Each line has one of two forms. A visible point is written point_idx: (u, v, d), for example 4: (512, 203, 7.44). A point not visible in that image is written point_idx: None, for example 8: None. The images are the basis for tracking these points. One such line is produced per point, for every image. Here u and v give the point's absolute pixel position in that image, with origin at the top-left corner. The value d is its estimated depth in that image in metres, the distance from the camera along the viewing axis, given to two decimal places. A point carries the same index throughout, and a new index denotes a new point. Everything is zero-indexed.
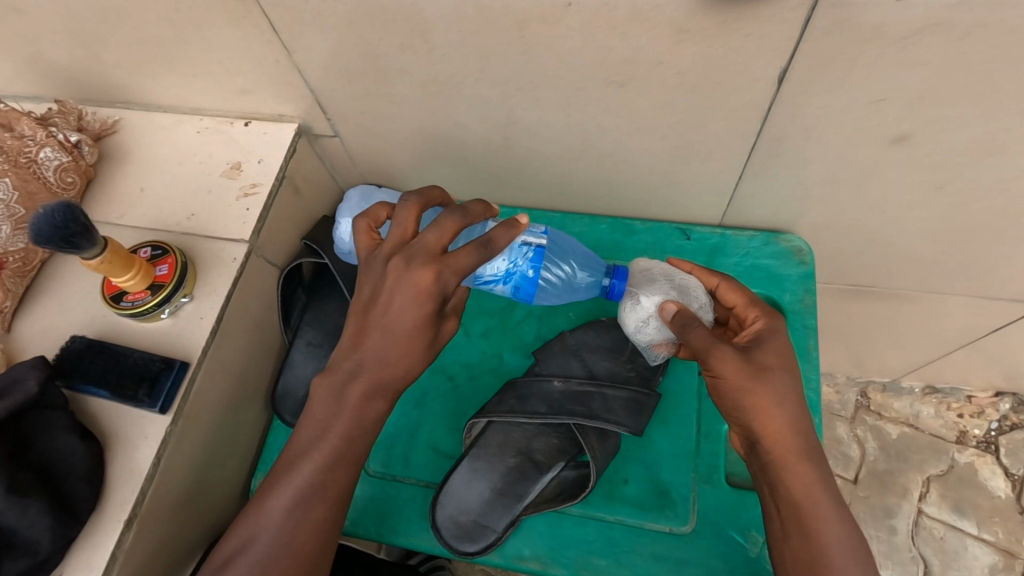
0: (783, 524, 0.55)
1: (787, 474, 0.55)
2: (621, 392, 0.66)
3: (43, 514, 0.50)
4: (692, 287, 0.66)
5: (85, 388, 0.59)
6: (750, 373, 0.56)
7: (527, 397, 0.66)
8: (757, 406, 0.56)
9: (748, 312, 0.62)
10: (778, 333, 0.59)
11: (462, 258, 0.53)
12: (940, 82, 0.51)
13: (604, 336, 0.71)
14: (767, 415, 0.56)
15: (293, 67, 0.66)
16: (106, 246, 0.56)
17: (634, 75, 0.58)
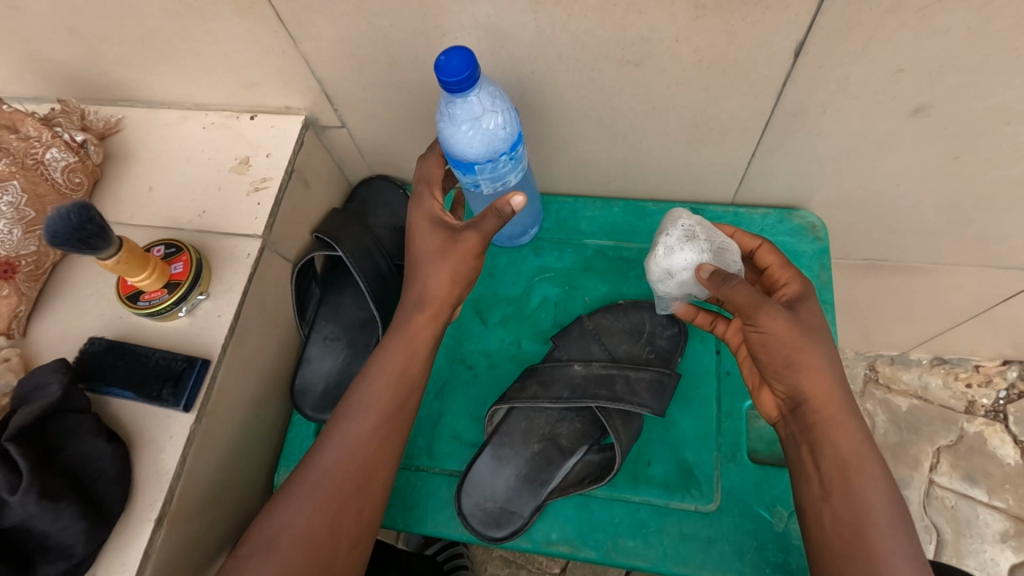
0: (825, 483, 0.56)
1: (833, 434, 0.56)
2: (643, 373, 0.67)
3: (76, 517, 0.50)
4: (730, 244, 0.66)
5: (107, 389, 0.58)
6: (801, 332, 0.56)
7: (549, 381, 0.67)
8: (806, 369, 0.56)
9: (781, 274, 0.63)
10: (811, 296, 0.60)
11: None
12: (957, 49, 0.51)
13: (620, 321, 0.72)
14: (815, 376, 0.56)
15: (300, 58, 0.65)
16: (122, 245, 0.56)
17: (649, 54, 0.57)
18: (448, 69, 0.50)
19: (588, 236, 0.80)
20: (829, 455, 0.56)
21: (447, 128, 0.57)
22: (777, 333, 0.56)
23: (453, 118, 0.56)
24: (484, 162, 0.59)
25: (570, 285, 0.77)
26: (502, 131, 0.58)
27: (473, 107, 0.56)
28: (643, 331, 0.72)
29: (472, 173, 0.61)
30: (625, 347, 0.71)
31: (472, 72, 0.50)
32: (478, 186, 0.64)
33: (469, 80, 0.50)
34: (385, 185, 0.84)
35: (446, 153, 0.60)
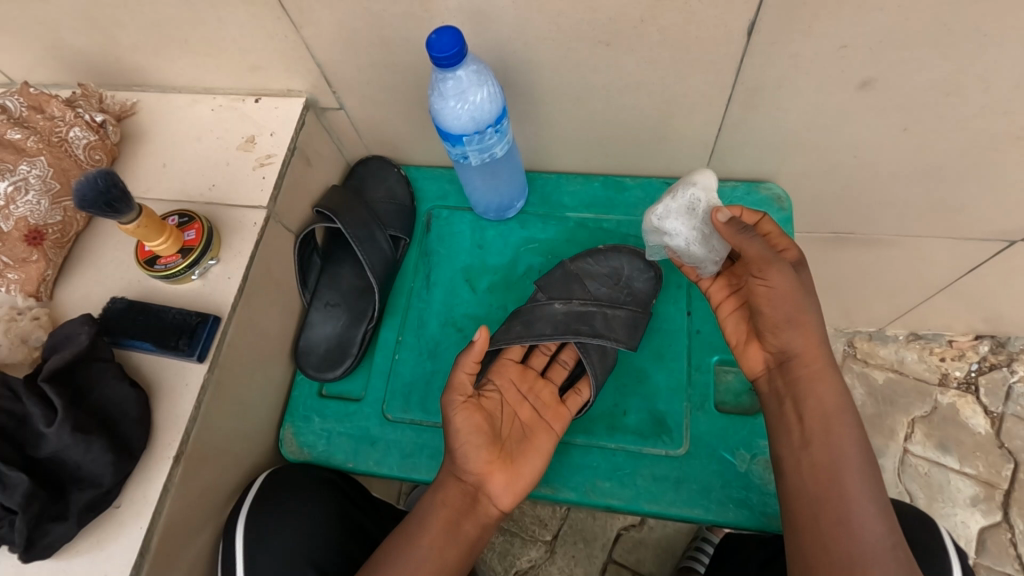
0: (805, 432, 0.62)
1: (818, 387, 0.62)
2: (619, 312, 0.74)
3: (103, 449, 0.56)
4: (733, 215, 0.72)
5: (129, 343, 0.64)
6: (801, 293, 0.62)
7: (535, 322, 0.73)
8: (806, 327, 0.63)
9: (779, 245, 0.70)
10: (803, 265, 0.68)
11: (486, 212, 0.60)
12: (893, 24, 0.57)
13: (602, 265, 0.77)
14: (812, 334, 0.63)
15: (302, 42, 0.71)
16: (141, 211, 0.61)
17: (618, 34, 0.63)
18: (439, 45, 0.57)
19: (570, 209, 0.86)
20: (811, 407, 0.63)
21: (437, 103, 0.63)
22: (783, 289, 0.62)
23: (442, 92, 0.62)
24: (472, 133, 0.65)
25: (553, 254, 0.83)
26: (488, 105, 0.64)
27: (462, 82, 0.62)
28: (623, 274, 0.77)
29: (461, 145, 0.67)
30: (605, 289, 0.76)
31: (460, 48, 0.57)
32: (466, 158, 0.69)
33: (457, 55, 0.57)
34: (380, 165, 0.89)
35: (437, 127, 0.66)
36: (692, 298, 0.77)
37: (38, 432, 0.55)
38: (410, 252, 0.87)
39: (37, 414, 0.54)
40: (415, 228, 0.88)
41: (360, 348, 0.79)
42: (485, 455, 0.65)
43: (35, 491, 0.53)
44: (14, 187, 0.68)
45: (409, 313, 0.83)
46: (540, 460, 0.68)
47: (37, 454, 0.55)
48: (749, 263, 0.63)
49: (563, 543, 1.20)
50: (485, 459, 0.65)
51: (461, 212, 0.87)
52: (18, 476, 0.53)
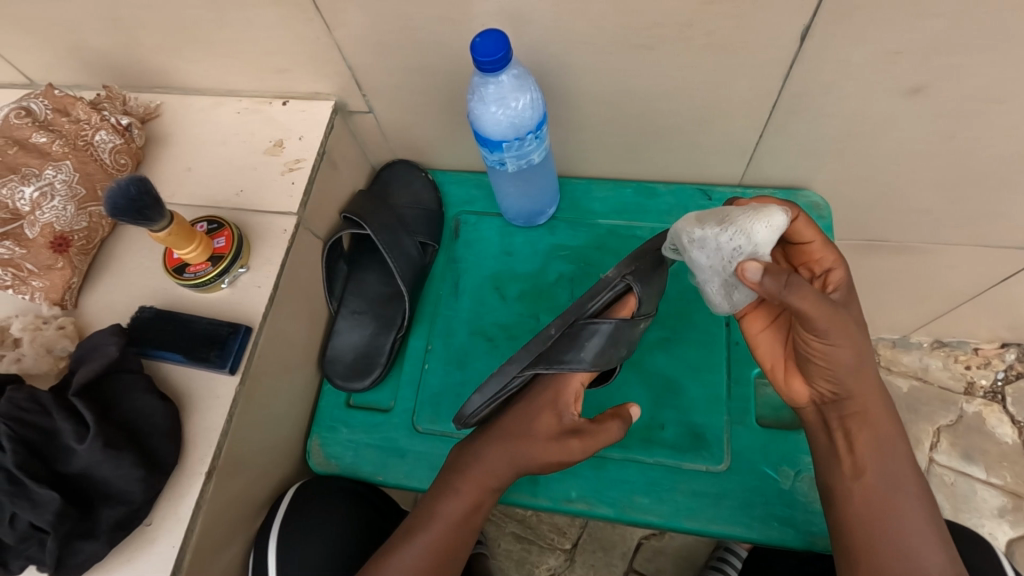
0: (857, 462, 0.61)
1: (870, 420, 0.60)
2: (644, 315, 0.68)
3: (134, 466, 0.54)
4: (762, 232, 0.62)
5: (157, 354, 0.62)
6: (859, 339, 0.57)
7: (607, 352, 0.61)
8: (857, 376, 0.58)
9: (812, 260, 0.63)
10: (843, 285, 0.62)
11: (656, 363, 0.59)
12: (951, 32, 0.55)
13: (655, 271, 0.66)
14: (862, 376, 0.59)
15: (333, 44, 0.69)
16: (172, 219, 0.60)
17: (662, 38, 0.61)
18: (482, 49, 0.55)
19: (601, 216, 0.84)
20: (863, 441, 0.61)
21: (477, 108, 0.62)
22: (844, 344, 0.56)
23: (483, 97, 0.61)
24: (512, 140, 0.63)
25: (585, 262, 0.81)
26: (529, 111, 0.62)
27: (503, 88, 0.60)
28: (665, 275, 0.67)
29: (499, 151, 0.65)
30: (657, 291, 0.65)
31: (504, 53, 0.55)
32: (503, 164, 0.68)
33: (502, 60, 0.56)
34: (406, 169, 0.88)
35: (475, 132, 0.64)
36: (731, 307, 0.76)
37: (68, 448, 0.53)
38: (437, 259, 0.85)
39: (68, 430, 0.53)
40: (442, 234, 0.86)
41: (388, 357, 0.78)
42: None
43: (65, 509, 0.51)
44: (41, 193, 0.66)
45: (437, 321, 0.81)
46: None
47: (66, 470, 0.53)
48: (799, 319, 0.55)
49: (582, 551, 1.18)
50: None
51: (489, 217, 0.85)
52: (48, 493, 0.51)
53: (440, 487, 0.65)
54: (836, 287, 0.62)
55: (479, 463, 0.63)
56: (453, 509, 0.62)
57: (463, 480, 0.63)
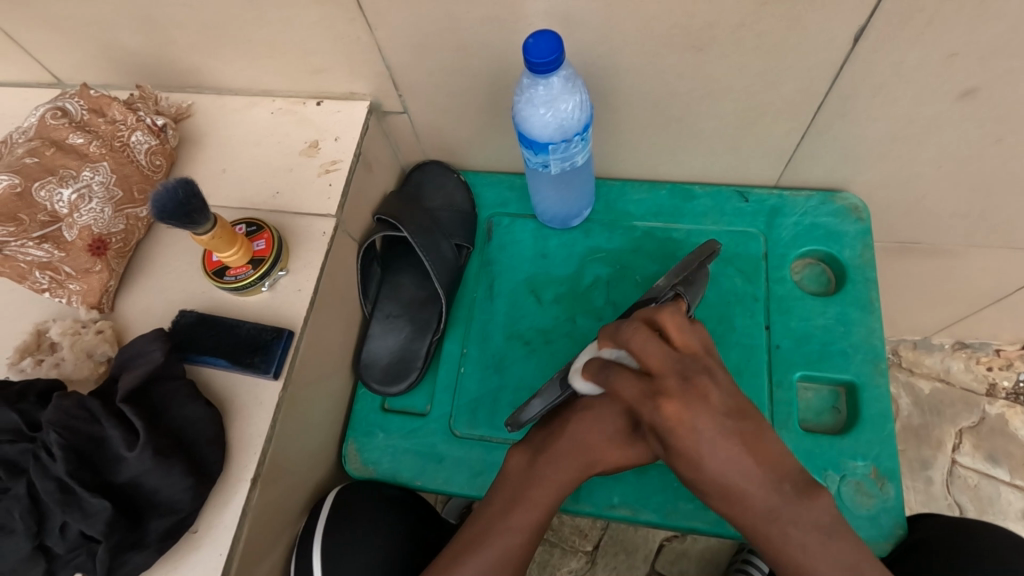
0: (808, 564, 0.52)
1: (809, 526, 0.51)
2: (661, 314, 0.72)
3: (183, 474, 0.53)
4: (616, 325, 0.57)
5: (200, 359, 0.62)
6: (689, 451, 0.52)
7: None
8: (688, 468, 0.53)
9: (648, 345, 0.54)
10: (631, 379, 0.54)
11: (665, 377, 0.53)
12: (1011, 34, 0.54)
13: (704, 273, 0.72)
14: (686, 463, 0.53)
15: (373, 45, 0.68)
16: (216, 222, 0.59)
17: (713, 39, 0.61)
18: (535, 51, 0.54)
19: (637, 218, 0.83)
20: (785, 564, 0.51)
21: (524, 109, 0.61)
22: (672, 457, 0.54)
23: (531, 99, 0.60)
24: (558, 142, 0.63)
25: (622, 265, 0.80)
26: (576, 113, 0.61)
27: (552, 89, 0.59)
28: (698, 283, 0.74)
29: (544, 154, 0.64)
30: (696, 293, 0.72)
31: (557, 55, 0.55)
32: (546, 167, 0.67)
33: (555, 62, 0.55)
34: (438, 170, 0.87)
35: (519, 134, 0.64)
36: (771, 311, 0.76)
37: (116, 456, 0.53)
38: (471, 261, 0.84)
39: (116, 437, 0.52)
40: (475, 236, 0.85)
41: (424, 361, 0.77)
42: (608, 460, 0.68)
43: (115, 518, 0.50)
44: (79, 195, 0.65)
45: (472, 325, 0.80)
46: None
47: (114, 480, 0.53)
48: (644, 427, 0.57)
49: (604, 554, 1.15)
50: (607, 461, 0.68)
51: (523, 220, 0.84)
52: (98, 502, 0.50)
53: (495, 501, 0.65)
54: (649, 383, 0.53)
55: (535, 483, 0.63)
56: (522, 521, 0.62)
57: (537, 492, 0.62)
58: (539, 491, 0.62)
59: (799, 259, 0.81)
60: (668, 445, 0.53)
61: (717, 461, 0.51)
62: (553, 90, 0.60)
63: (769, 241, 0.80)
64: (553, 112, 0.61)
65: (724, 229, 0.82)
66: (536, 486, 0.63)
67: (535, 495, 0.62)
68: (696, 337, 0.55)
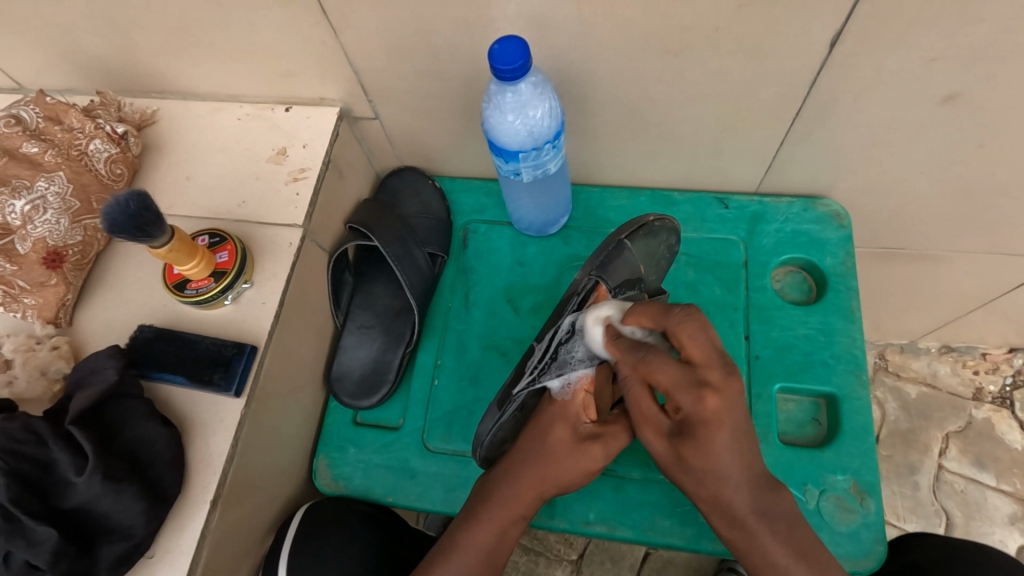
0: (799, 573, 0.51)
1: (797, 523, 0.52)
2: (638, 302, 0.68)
3: (136, 498, 0.51)
4: (667, 308, 0.57)
5: (158, 375, 0.60)
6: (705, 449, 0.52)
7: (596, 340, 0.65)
8: (700, 460, 0.53)
9: (697, 337, 0.53)
10: (674, 365, 0.54)
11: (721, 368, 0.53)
12: (990, 39, 0.53)
13: (651, 243, 0.68)
14: (698, 455, 0.52)
15: (341, 49, 0.66)
16: (173, 234, 0.57)
17: (688, 44, 0.59)
18: (502, 57, 0.52)
19: (616, 225, 0.81)
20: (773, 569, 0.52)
21: (494, 116, 0.59)
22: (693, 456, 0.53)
23: (500, 106, 0.58)
24: (529, 149, 0.61)
25: None
26: (547, 120, 0.60)
27: (522, 95, 0.57)
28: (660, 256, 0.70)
29: (515, 161, 0.63)
30: (652, 271, 0.69)
31: (525, 61, 0.53)
32: (518, 175, 0.65)
33: (522, 68, 0.53)
34: (412, 177, 0.85)
35: (490, 141, 0.62)
36: (750, 321, 0.75)
37: (65, 481, 0.50)
38: (448, 270, 0.82)
39: (65, 461, 0.50)
40: (451, 244, 0.83)
41: (398, 373, 0.75)
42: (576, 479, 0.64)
43: (63, 547, 0.48)
44: (32, 206, 0.63)
45: (447, 335, 0.78)
46: None
47: (64, 504, 0.50)
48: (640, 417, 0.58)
49: (590, 563, 1.13)
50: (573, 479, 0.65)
51: (500, 227, 0.83)
52: (45, 530, 0.48)
53: (464, 515, 0.63)
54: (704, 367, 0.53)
55: (506, 496, 0.61)
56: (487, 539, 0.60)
57: (505, 507, 0.61)
58: (505, 506, 0.61)
59: (780, 267, 0.80)
60: (686, 434, 0.53)
61: (728, 464, 0.52)
62: (523, 96, 0.58)
63: (749, 249, 0.79)
64: (522, 120, 0.59)
65: (705, 237, 0.80)
66: (509, 498, 0.61)
67: (506, 509, 0.61)
68: (712, 343, 0.53)
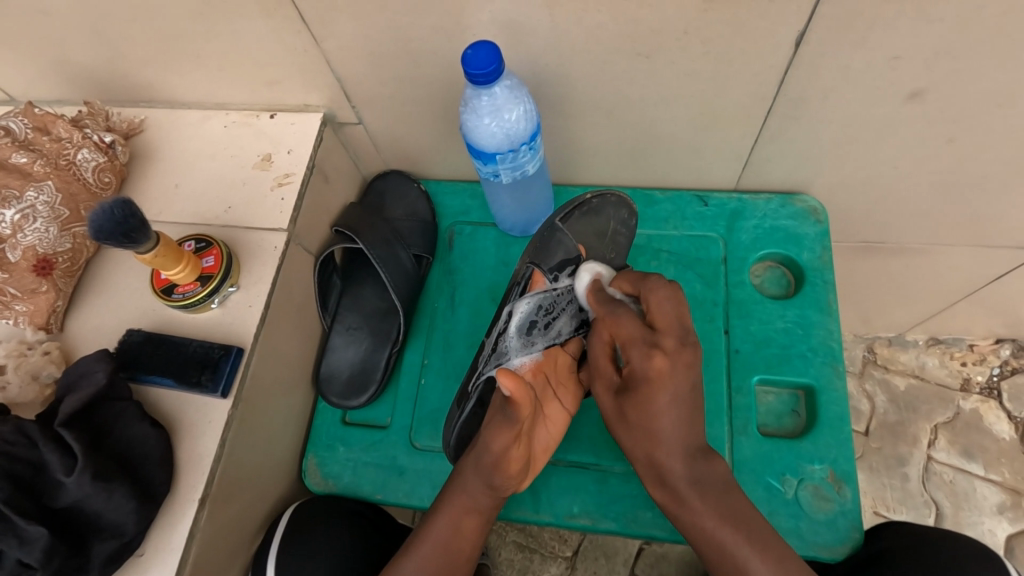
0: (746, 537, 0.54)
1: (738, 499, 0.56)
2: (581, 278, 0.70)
3: (127, 496, 0.53)
4: (645, 275, 0.60)
5: (147, 378, 0.61)
6: (647, 408, 0.55)
7: (533, 329, 0.67)
8: (638, 416, 0.56)
9: (665, 303, 0.56)
10: (634, 322, 0.56)
11: (633, 330, 0.56)
12: (949, 38, 0.55)
13: (589, 221, 0.72)
14: (640, 410, 0.56)
15: (321, 56, 0.67)
16: (158, 240, 0.58)
17: (658, 46, 0.61)
18: (474, 62, 0.54)
19: None
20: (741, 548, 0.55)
21: (470, 120, 0.61)
22: (633, 410, 0.56)
23: (476, 109, 0.60)
24: (506, 151, 0.62)
25: None
26: (522, 122, 0.61)
27: (496, 99, 0.59)
28: (608, 233, 0.73)
29: (493, 164, 0.64)
30: (595, 250, 0.72)
31: (497, 65, 0.54)
32: (497, 176, 0.67)
33: (494, 72, 0.55)
34: (398, 180, 0.86)
35: (467, 144, 0.64)
36: (729, 315, 0.76)
37: (56, 481, 0.52)
38: (433, 270, 0.84)
39: (55, 462, 0.51)
40: (436, 246, 0.84)
41: (384, 373, 0.76)
42: (519, 475, 0.59)
43: (55, 546, 0.49)
44: (21, 215, 0.64)
45: (434, 335, 0.79)
46: (550, 435, 0.64)
47: (55, 504, 0.51)
48: (597, 360, 0.61)
49: (584, 558, 1.14)
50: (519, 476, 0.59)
51: (485, 228, 0.84)
52: (36, 530, 0.49)
53: None
54: (661, 331, 0.55)
55: (461, 490, 0.60)
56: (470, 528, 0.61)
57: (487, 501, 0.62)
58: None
59: (759, 262, 0.81)
60: (631, 388, 0.56)
61: (671, 425, 0.55)
62: (498, 100, 0.59)
63: (728, 245, 0.80)
64: (499, 123, 0.60)
65: (685, 234, 0.82)
66: (462, 492, 0.60)
67: (463, 503, 0.60)
68: (676, 312, 0.56)
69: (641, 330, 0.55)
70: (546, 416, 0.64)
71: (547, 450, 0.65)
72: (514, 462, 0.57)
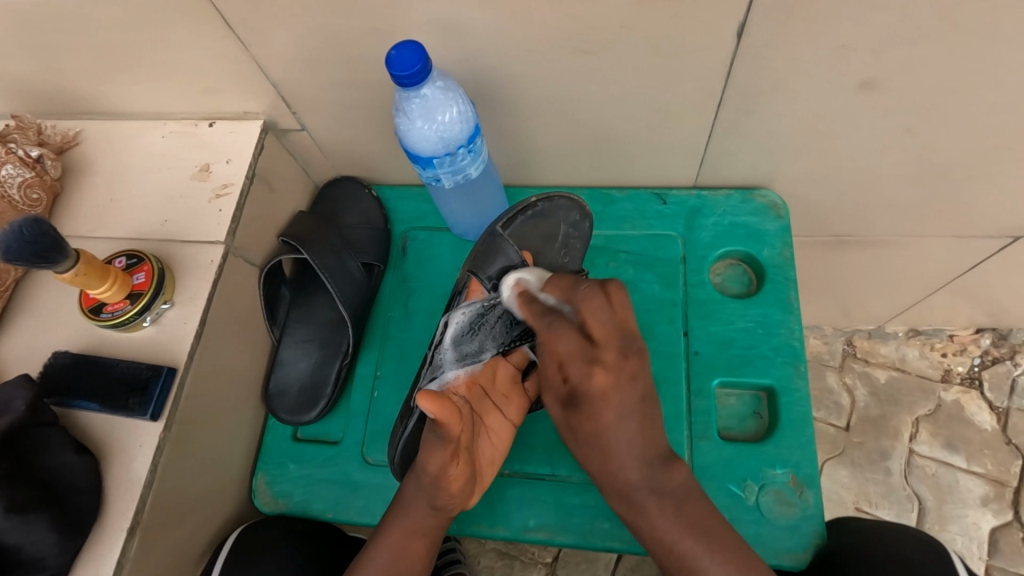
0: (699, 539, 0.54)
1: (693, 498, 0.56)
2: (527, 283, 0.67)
3: (48, 529, 0.50)
4: (577, 279, 0.56)
5: (75, 403, 0.59)
6: (598, 424, 0.55)
7: (466, 337, 0.66)
8: (586, 430, 0.56)
9: (599, 313, 0.53)
10: (570, 334, 0.54)
11: (571, 346, 0.54)
12: (896, 25, 0.52)
13: (538, 223, 0.70)
14: (590, 428, 0.56)
15: (253, 62, 0.65)
16: (79, 258, 0.56)
17: (598, 41, 0.58)
18: (398, 63, 0.51)
19: None
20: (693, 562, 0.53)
21: (404, 123, 0.59)
22: (585, 427, 0.56)
23: (408, 112, 0.58)
24: (443, 155, 0.60)
25: None
26: (458, 123, 0.59)
27: (428, 101, 0.57)
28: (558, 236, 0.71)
29: (432, 168, 0.62)
30: (543, 254, 0.70)
31: (423, 64, 0.52)
32: (439, 180, 0.64)
33: (420, 72, 0.52)
34: (350, 187, 0.84)
35: (405, 149, 0.61)
36: (688, 317, 0.74)
37: None
38: (387, 279, 0.81)
39: None
40: (390, 254, 0.82)
41: (335, 387, 0.74)
42: (463, 492, 0.57)
43: None
44: None
45: (387, 346, 0.77)
46: (494, 447, 0.63)
47: None
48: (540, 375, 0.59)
49: (564, 565, 1.11)
50: (463, 493, 0.57)
51: (439, 233, 0.82)
52: None
53: None
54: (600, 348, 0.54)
55: (403, 511, 0.58)
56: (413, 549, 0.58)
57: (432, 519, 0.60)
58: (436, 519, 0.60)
59: (721, 260, 0.79)
60: (578, 406, 0.56)
61: (616, 440, 0.55)
62: (429, 101, 0.57)
63: (688, 243, 0.78)
64: (432, 125, 0.58)
65: (644, 233, 0.79)
66: (404, 513, 0.58)
67: (407, 525, 0.58)
68: (611, 320, 0.54)
69: (581, 349, 0.54)
70: (486, 428, 0.62)
71: (493, 463, 0.63)
72: (454, 481, 0.54)
